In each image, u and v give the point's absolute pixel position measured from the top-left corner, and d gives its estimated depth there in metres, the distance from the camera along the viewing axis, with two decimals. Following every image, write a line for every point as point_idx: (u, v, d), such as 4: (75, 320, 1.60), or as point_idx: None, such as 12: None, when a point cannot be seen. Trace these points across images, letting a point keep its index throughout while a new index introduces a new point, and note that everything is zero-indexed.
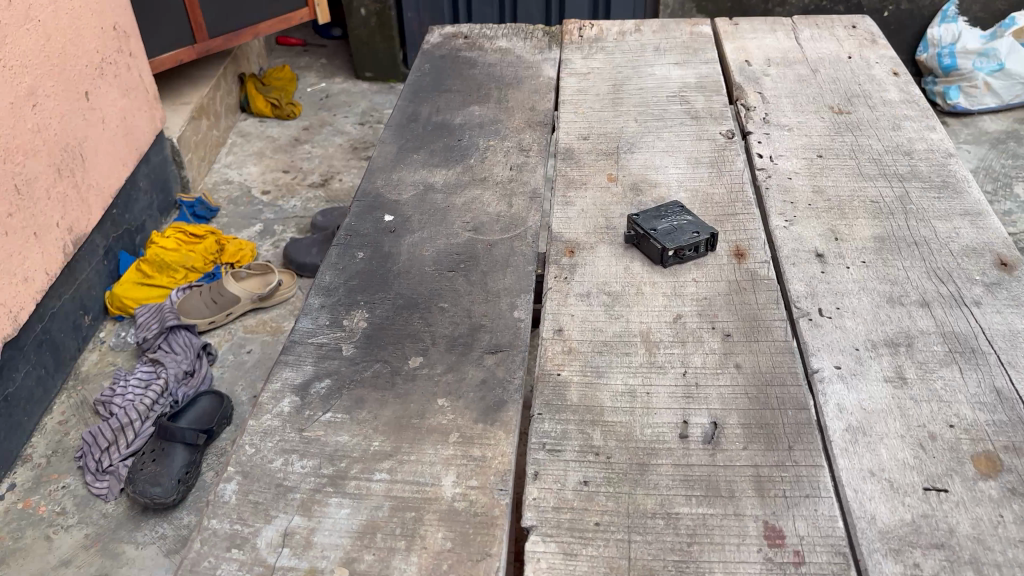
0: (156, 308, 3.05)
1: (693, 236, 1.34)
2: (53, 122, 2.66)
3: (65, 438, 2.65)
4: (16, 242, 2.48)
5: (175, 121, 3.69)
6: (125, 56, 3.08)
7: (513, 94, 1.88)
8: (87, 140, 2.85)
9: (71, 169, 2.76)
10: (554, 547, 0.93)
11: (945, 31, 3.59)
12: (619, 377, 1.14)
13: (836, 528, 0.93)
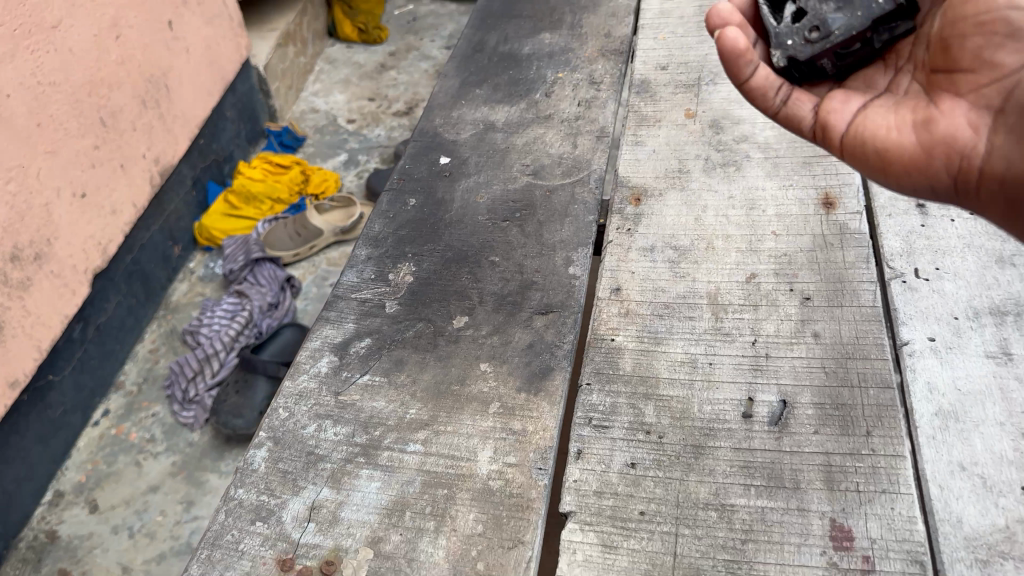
0: (242, 238, 2.55)
1: (797, 28, 0.93)
2: (140, 45, 2.18)
3: (156, 366, 2.24)
4: (103, 174, 2.03)
5: (261, 47, 3.23)
6: None
7: (588, 18, 1.73)
8: (172, 70, 2.34)
9: (156, 100, 2.26)
10: (594, 537, 0.85)
11: None
12: (679, 344, 1.04)
13: (917, 537, 0.81)
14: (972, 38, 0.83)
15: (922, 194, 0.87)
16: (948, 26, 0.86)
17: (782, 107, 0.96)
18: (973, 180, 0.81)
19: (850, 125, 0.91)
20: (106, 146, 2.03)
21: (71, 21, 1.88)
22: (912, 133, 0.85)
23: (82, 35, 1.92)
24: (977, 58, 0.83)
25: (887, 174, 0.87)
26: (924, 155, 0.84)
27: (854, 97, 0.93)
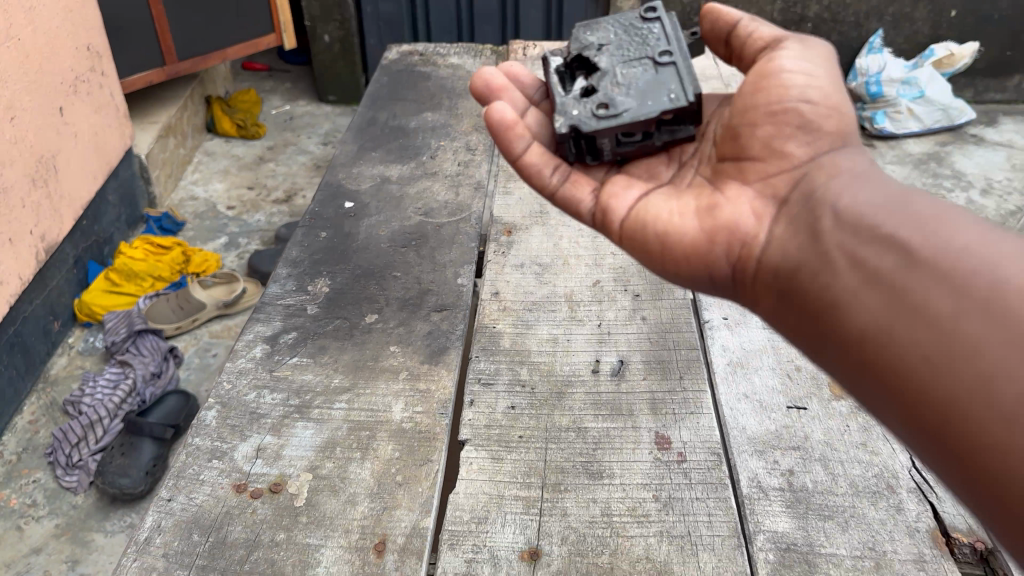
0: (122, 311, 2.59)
1: (585, 103, 1.07)
2: (28, 136, 2.33)
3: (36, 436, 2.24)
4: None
5: (144, 137, 3.24)
6: (96, 75, 2.73)
7: (462, 102, 2.09)
8: (62, 154, 2.50)
9: (42, 184, 2.40)
10: (484, 452, 1.12)
11: (871, 62, 3.30)
12: (544, 326, 1.35)
13: (715, 437, 1.13)
14: (765, 125, 0.90)
15: (700, 284, 0.90)
16: (733, 122, 0.95)
17: (561, 186, 1.03)
18: (752, 267, 0.84)
19: (631, 212, 0.95)
20: None
21: None
22: (696, 220, 0.90)
23: None
24: (767, 147, 0.90)
25: (665, 260, 0.91)
26: (707, 239, 0.88)
27: (630, 188, 0.99)
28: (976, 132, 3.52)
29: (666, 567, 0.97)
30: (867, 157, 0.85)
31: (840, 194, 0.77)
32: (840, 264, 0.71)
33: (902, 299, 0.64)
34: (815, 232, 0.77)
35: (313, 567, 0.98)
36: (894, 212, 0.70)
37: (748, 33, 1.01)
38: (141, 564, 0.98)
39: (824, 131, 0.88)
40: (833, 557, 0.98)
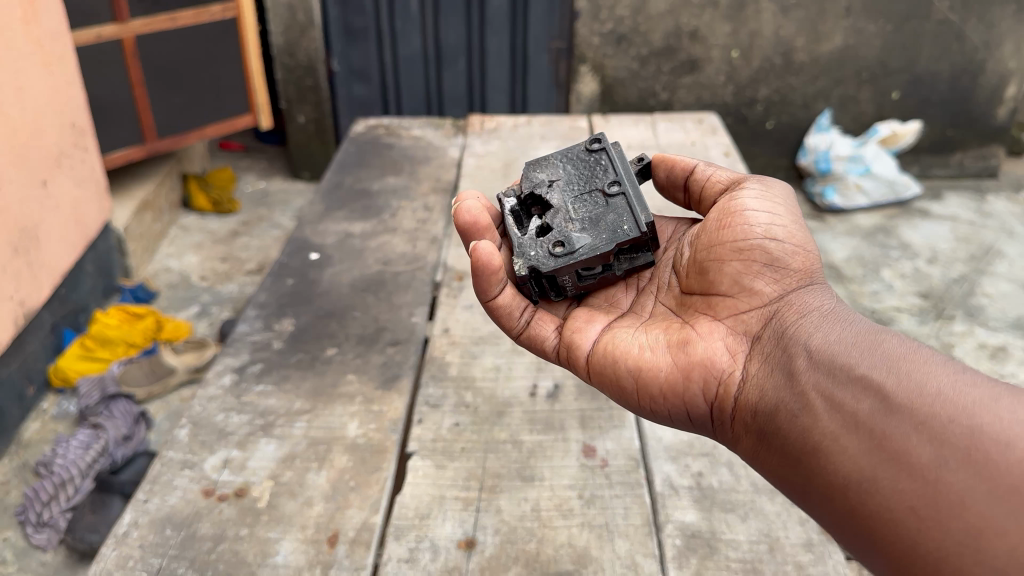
0: (95, 377, 2.61)
1: (542, 243, 1.20)
2: (13, 207, 2.42)
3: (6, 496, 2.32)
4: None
5: (122, 212, 3.39)
6: (78, 151, 2.84)
7: (422, 168, 2.29)
8: (42, 224, 2.60)
9: (24, 250, 2.49)
10: (428, 461, 1.26)
11: (820, 141, 3.74)
12: (488, 356, 1.50)
13: (634, 445, 1.27)
14: (733, 263, 1.08)
15: (676, 418, 1.05)
16: (702, 259, 1.14)
17: (527, 328, 1.17)
18: (729, 404, 0.99)
19: (600, 346, 1.11)
20: None
21: None
22: (670, 354, 1.05)
23: None
24: (735, 283, 1.07)
25: (641, 396, 1.05)
26: (682, 376, 1.03)
27: (596, 324, 1.16)
28: (923, 206, 3.76)
29: (585, 551, 1.10)
30: (828, 294, 1.02)
31: (812, 337, 0.93)
32: (819, 408, 0.85)
33: (878, 445, 0.77)
34: (791, 372, 0.92)
35: (272, 556, 1.10)
36: (868, 357, 0.85)
37: (704, 177, 1.27)
38: (119, 554, 1.10)
39: (790, 266, 1.06)
40: (731, 541, 1.11)
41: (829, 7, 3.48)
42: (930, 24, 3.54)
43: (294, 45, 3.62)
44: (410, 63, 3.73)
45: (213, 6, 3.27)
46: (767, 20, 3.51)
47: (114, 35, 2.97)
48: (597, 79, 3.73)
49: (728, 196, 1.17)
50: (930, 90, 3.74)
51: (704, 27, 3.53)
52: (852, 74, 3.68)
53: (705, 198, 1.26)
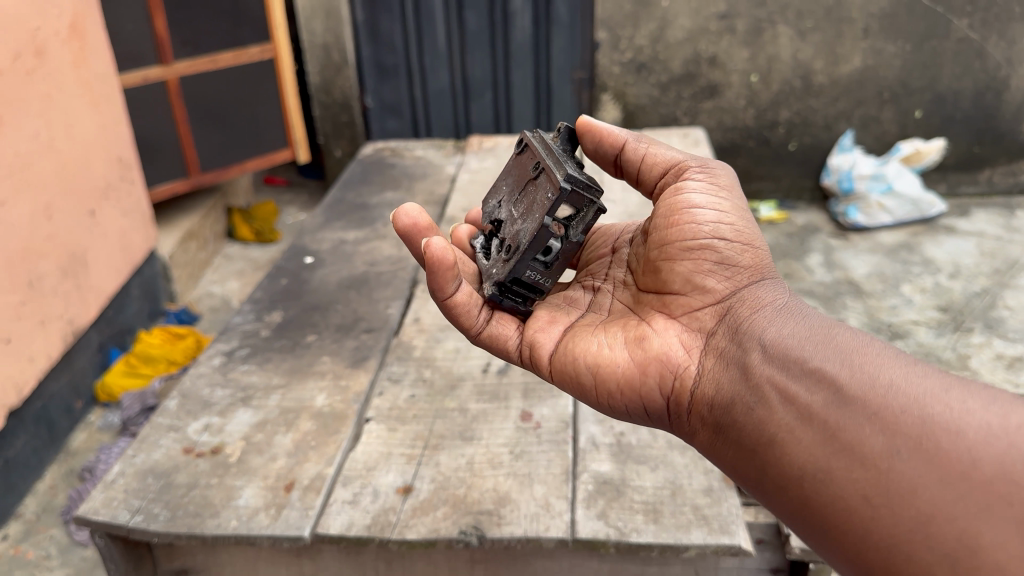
0: (138, 390, 2.69)
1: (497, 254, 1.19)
2: (63, 233, 2.51)
3: (54, 497, 2.42)
4: (26, 327, 2.28)
5: (167, 241, 3.47)
6: (127, 185, 2.95)
7: (419, 184, 2.48)
8: (91, 251, 2.66)
9: (75, 274, 2.55)
10: (382, 425, 1.41)
11: (842, 161, 3.64)
12: (451, 341, 1.65)
13: (568, 410, 1.41)
14: (685, 262, 1.08)
15: (634, 413, 1.06)
16: (654, 258, 1.13)
17: (485, 328, 1.15)
18: (685, 399, 1.01)
19: (563, 347, 1.12)
20: (30, 308, 2.30)
21: (12, 207, 2.24)
22: (628, 351, 1.06)
23: (19, 220, 2.26)
24: (689, 282, 1.07)
25: (601, 393, 1.06)
26: (640, 371, 1.03)
27: (558, 326, 1.17)
28: (949, 223, 3.60)
29: (506, 494, 1.24)
30: (781, 288, 1.03)
31: (767, 331, 0.96)
32: (776, 400, 0.88)
33: (830, 437, 0.80)
34: (748, 367, 0.94)
35: (235, 499, 1.27)
36: (823, 351, 0.88)
37: (637, 154, 1.22)
38: (106, 495, 1.28)
39: (742, 263, 1.07)
40: (638, 487, 1.24)
41: (848, 31, 3.46)
42: (948, 44, 3.46)
43: (330, 84, 3.78)
44: (439, 98, 3.82)
45: (252, 47, 3.43)
46: (784, 45, 3.52)
47: (158, 78, 3.15)
48: (618, 106, 3.75)
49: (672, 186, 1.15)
50: (954, 108, 3.62)
51: (722, 54, 3.56)
52: (874, 94, 3.60)
53: (644, 176, 1.22)
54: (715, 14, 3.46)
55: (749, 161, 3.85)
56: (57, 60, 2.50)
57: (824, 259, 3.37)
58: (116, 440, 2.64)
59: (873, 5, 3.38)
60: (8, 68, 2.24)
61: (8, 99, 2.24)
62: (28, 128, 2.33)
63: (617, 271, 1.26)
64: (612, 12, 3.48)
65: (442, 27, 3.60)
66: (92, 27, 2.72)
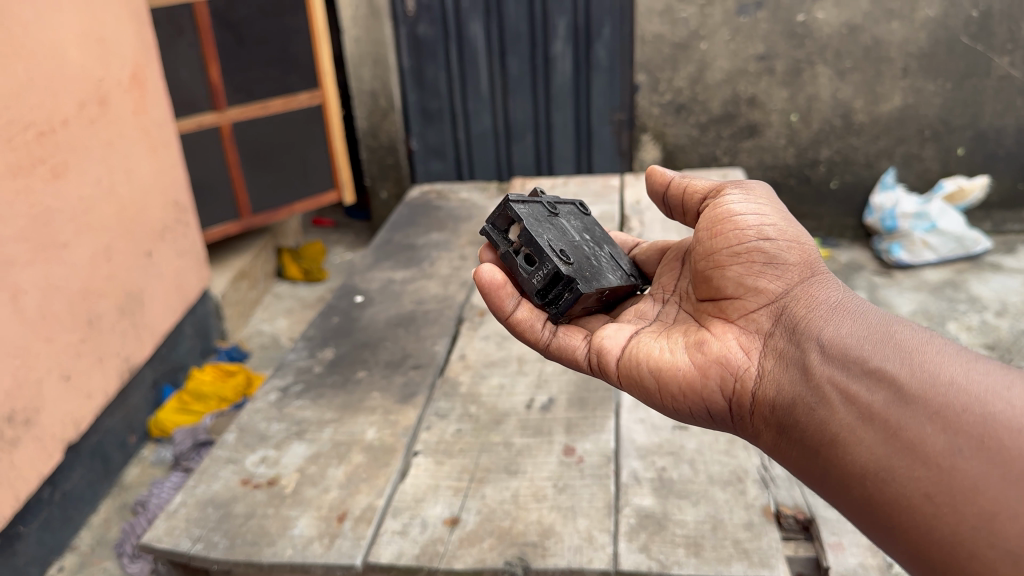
0: (189, 428, 2.75)
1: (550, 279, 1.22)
2: (121, 273, 2.61)
3: (109, 530, 2.47)
4: (85, 364, 2.37)
5: (219, 281, 3.57)
6: (182, 225, 3.06)
7: (464, 225, 2.55)
8: (146, 291, 2.76)
9: (131, 312, 2.65)
10: (430, 458, 1.47)
11: (886, 199, 3.66)
12: (495, 377, 1.71)
13: (610, 445, 1.45)
14: (736, 267, 1.06)
15: (697, 415, 1.03)
16: (703, 270, 1.12)
17: (556, 340, 1.16)
18: (746, 401, 0.97)
19: (624, 353, 1.10)
20: (90, 344, 2.40)
21: (75, 248, 2.35)
22: (689, 355, 1.03)
23: (80, 260, 2.37)
24: (741, 285, 1.06)
25: (662, 396, 1.04)
26: (700, 375, 1.01)
27: (624, 331, 1.14)
28: (996, 260, 3.56)
29: (550, 527, 1.27)
30: (838, 285, 1.00)
31: (825, 329, 0.92)
32: (835, 401, 0.85)
33: (893, 435, 0.78)
34: (806, 368, 0.91)
35: (290, 528, 1.32)
36: (881, 350, 0.85)
37: (681, 189, 1.23)
38: (169, 524, 1.35)
39: (789, 265, 1.04)
40: (680, 521, 1.27)
41: (887, 71, 3.49)
42: (991, 81, 3.46)
43: (377, 129, 3.89)
44: (482, 141, 3.90)
45: (301, 93, 3.55)
46: (824, 85, 3.56)
47: (213, 123, 3.28)
48: (658, 146, 3.81)
49: (710, 207, 1.15)
50: (997, 145, 3.59)
51: (761, 94, 3.61)
52: (915, 132, 3.61)
53: (688, 202, 1.22)
54: (753, 56, 3.52)
55: (790, 200, 3.86)
56: (119, 110, 2.64)
57: (869, 297, 3.36)
58: (168, 474, 2.70)
59: (911, 45, 3.41)
60: (75, 115, 2.38)
61: (75, 147, 2.37)
62: (91, 173, 2.45)
63: (683, 283, 1.25)
64: (650, 55, 3.57)
65: (485, 72, 3.71)
66: (151, 78, 2.87)
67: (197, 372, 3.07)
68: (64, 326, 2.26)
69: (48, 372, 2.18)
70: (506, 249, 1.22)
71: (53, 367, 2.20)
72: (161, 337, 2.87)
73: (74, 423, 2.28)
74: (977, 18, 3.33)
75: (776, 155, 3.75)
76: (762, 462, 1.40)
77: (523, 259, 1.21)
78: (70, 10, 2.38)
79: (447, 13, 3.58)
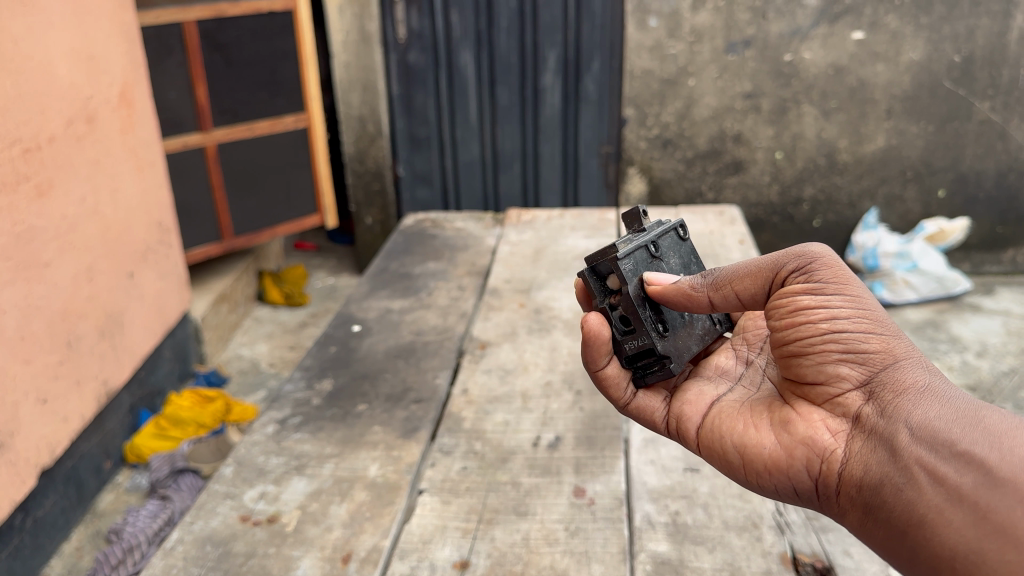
0: (166, 454, 2.67)
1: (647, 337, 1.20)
2: (104, 295, 2.54)
3: (82, 559, 2.38)
4: (63, 387, 2.30)
5: (200, 303, 3.49)
6: (165, 247, 3.00)
7: (461, 255, 2.52)
8: (127, 313, 2.69)
9: (111, 335, 2.58)
10: (436, 497, 1.42)
11: (867, 238, 3.66)
12: (499, 413, 1.67)
13: (621, 486, 1.42)
14: (811, 357, 0.98)
15: (784, 493, 1.01)
16: (777, 351, 1.04)
17: (636, 400, 1.18)
18: (832, 480, 0.94)
19: (706, 422, 1.11)
20: (69, 366, 2.32)
21: (57, 267, 2.29)
22: (774, 434, 1.01)
23: (61, 279, 2.30)
24: (821, 372, 0.98)
25: (748, 472, 1.02)
26: (786, 455, 0.99)
27: (705, 396, 1.15)
28: (975, 301, 3.60)
29: (564, 572, 1.24)
30: (925, 365, 0.93)
31: (911, 409, 0.89)
32: (923, 482, 0.83)
33: (986, 520, 0.77)
34: (892, 449, 0.88)
35: (293, 569, 1.28)
36: (970, 431, 0.82)
37: (730, 300, 1.07)
38: (166, 562, 1.29)
39: (870, 352, 0.95)
40: (697, 568, 1.24)
41: (871, 112, 3.53)
42: (972, 125, 3.51)
43: (364, 154, 3.84)
44: (470, 169, 3.87)
45: (287, 116, 3.50)
46: (810, 124, 3.59)
47: (198, 144, 3.23)
48: (644, 179, 3.81)
49: (777, 305, 1.01)
50: (976, 188, 3.65)
51: (747, 131, 3.63)
52: (898, 173, 3.65)
53: (750, 303, 1.07)
54: (741, 93, 3.55)
55: (774, 237, 3.88)
56: (106, 129, 2.58)
57: None
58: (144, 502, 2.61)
59: (896, 87, 3.46)
60: (61, 133, 2.32)
61: (61, 165, 2.32)
62: (76, 192, 2.39)
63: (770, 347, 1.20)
64: (639, 90, 3.58)
65: (474, 100, 3.70)
66: (140, 97, 2.82)
67: (176, 396, 2.97)
68: (42, 347, 2.19)
69: (24, 395, 2.10)
70: (603, 304, 1.19)
71: (30, 390, 2.13)
72: (140, 360, 2.80)
73: (47, 447, 2.20)
74: (960, 63, 3.40)
75: (762, 192, 3.77)
76: (777, 506, 1.37)
77: (619, 317, 1.19)
78: (61, 26, 2.34)
79: (437, 41, 3.57)
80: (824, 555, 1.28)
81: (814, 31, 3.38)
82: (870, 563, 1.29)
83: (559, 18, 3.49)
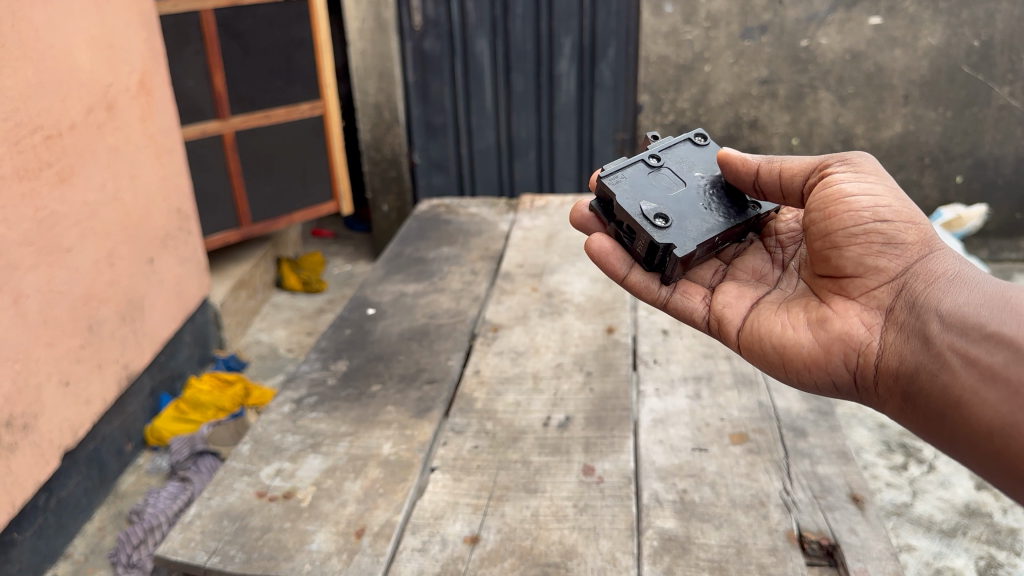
0: (186, 436, 2.71)
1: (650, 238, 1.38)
2: (125, 280, 2.59)
3: (104, 539, 2.43)
4: (84, 370, 2.34)
5: (219, 288, 3.54)
6: (185, 233, 3.04)
7: (474, 240, 2.54)
8: (147, 298, 2.74)
9: (132, 319, 2.62)
10: (447, 475, 1.45)
11: None
12: (511, 394, 1.69)
13: (629, 465, 1.44)
14: (853, 249, 1.15)
15: (823, 386, 1.18)
16: (820, 248, 1.19)
17: (673, 299, 1.36)
18: (870, 369, 1.11)
19: (746, 325, 1.27)
20: (90, 350, 2.37)
21: (79, 253, 2.33)
22: (812, 332, 1.17)
23: (83, 264, 2.35)
24: (862, 265, 1.14)
25: (789, 369, 1.19)
26: (823, 351, 1.15)
27: (740, 299, 1.32)
28: None
29: (572, 548, 1.27)
30: (956, 256, 1.10)
31: (944, 298, 1.04)
32: (956, 365, 0.98)
33: (1015, 396, 0.91)
34: (927, 337, 1.04)
35: (308, 543, 1.31)
36: (996, 315, 0.97)
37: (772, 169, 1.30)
38: (184, 535, 1.33)
39: (909, 243, 1.13)
40: (704, 544, 1.27)
41: (888, 97, 3.51)
42: (990, 111, 3.48)
43: (379, 141, 3.86)
44: (484, 156, 3.89)
45: (304, 103, 3.53)
46: (825, 110, 3.58)
47: (216, 131, 3.27)
48: None
49: (824, 190, 1.19)
50: (995, 174, 3.61)
51: (763, 117, 3.63)
52: (915, 158, 3.62)
53: (786, 178, 1.28)
54: (756, 79, 3.55)
55: None
56: (127, 116, 2.62)
57: None
58: (163, 484, 2.66)
59: (913, 72, 3.44)
60: (83, 120, 2.37)
61: (81, 151, 2.35)
62: (97, 178, 2.43)
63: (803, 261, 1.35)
64: (654, 76, 3.59)
65: (490, 88, 3.71)
66: (159, 85, 2.86)
67: (196, 380, 3.02)
68: (64, 331, 2.23)
69: (47, 377, 2.15)
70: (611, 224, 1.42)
71: (52, 371, 2.17)
72: (160, 345, 2.85)
73: (69, 429, 2.24)
74: (979, 47, 3.36)
75: None
76: (784, 486, 1.39)
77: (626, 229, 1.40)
78: (81, 14, 2.37)
79: (453, 29, 3.58)
80: (830, 534, 1.30)
81: (831, 16, 3.37)
82: (877, 541, 1.29)
83: (574, 5, 3.49)
